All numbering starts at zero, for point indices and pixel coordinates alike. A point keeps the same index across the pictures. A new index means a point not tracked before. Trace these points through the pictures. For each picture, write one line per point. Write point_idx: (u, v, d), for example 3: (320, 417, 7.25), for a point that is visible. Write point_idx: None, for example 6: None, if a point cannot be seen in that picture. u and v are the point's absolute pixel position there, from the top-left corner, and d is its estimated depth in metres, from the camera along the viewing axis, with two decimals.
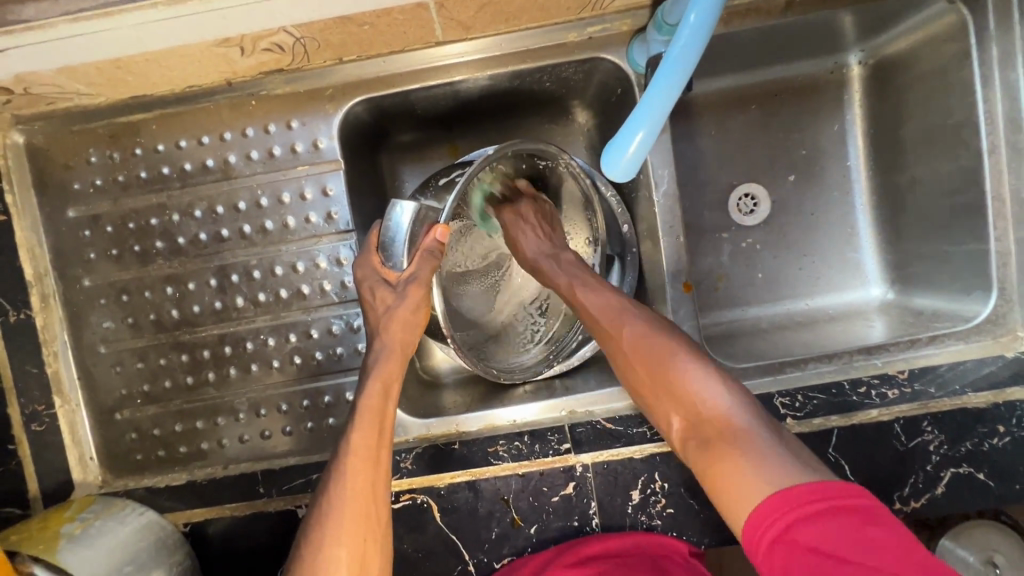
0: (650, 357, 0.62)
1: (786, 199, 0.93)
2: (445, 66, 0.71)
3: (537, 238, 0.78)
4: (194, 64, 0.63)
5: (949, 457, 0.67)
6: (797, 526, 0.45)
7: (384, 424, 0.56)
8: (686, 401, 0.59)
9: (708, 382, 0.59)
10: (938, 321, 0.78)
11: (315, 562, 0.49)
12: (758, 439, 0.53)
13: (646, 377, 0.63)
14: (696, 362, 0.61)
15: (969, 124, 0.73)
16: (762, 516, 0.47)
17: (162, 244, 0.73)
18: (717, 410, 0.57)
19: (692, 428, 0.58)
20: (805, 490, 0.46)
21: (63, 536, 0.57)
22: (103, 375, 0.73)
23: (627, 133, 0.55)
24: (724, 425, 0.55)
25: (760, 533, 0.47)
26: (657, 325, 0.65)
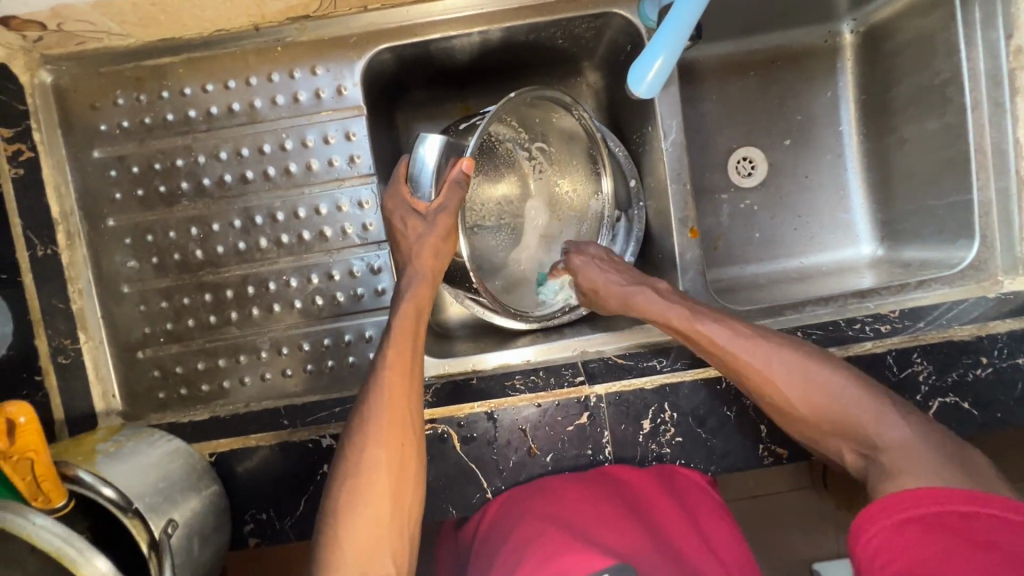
0: (812, 389, 0.64)
1: (783, 162, 0.98)
2: (465, 17, 0.74)
3: (612, 273, 0.75)
4: (226, 3, 0.66)
5: (937, 387, 0.72)
6: (939, 516, 0.53)
7: (417, 341, 0.60)
8: (859, 428, 0.63)
9: (874, 410, 0.63)
10: (926, 269, 0.83)
11: (357, 462, 0.54)
12: (938, 463, 0.58)
13: (809, 409, 0.64)
14: (854, 386, 0.64)
15: (954, 82, 0.78)
16: (909, 496, 0.54)
17: (188, 185, 0.75)
18: (883, 435, 0.61)
19: (875, 460, 0.62)
20: (952, 491, 0.54)
21: (99, 452, 0.59)
22: (127, 313, 0.75)
23: (647, 59, 0.62)
24: (903, 454, 0.59)
25: (888, 510, 0.54)
26: (801, 352, 0.66)
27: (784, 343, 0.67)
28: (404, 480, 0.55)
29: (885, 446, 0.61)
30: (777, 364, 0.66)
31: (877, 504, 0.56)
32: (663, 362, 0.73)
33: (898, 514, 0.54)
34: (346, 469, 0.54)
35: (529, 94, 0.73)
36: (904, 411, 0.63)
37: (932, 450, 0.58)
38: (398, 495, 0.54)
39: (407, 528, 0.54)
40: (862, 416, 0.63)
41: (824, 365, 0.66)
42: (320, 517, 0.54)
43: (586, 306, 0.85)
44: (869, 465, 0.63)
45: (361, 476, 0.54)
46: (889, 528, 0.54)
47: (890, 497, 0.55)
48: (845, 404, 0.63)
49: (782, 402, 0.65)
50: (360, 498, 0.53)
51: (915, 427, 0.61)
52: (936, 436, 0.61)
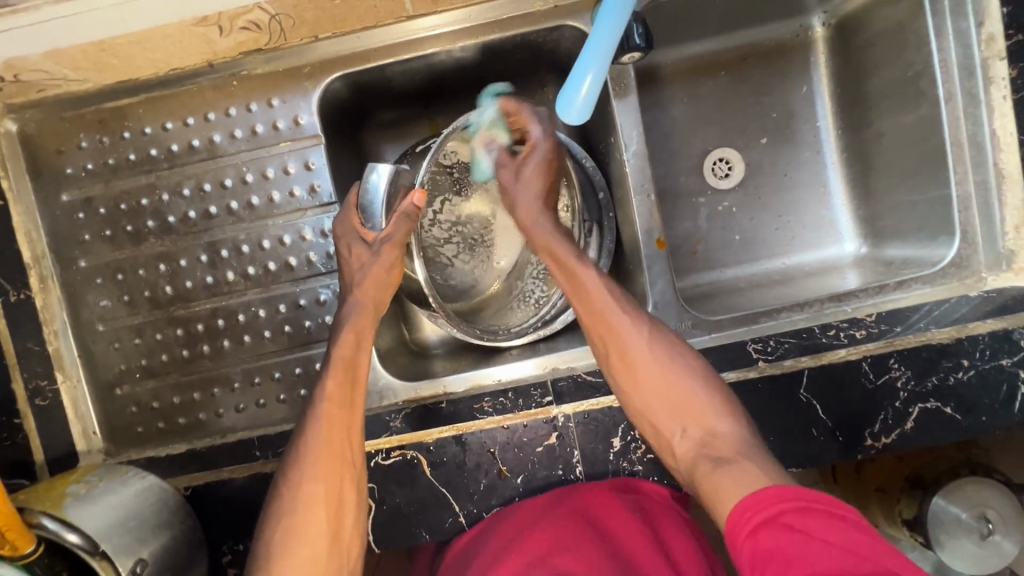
0: (661, 370, 0.66)
1: (760, 161, 0.96)
2: (417, 41, 0.74)
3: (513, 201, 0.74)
4: (176, 44, 0.66)
5: (917, 393, 0.70)
6: (785, 515, 0.51)
7: (355, 373, 0.61)
8: (694, 419, 0.64)
9: (709, 404, 0.64)
10: (907, 268, 0.81)
11: (295, 497, 0.55)
12: (760, 460, 0.58)
13: (654, 388, 0.65)
14: (705, 381, 0.65)
15: (926, 74, 0.76)
16: (757, 501, 0.53)
17: (154, 223, 0.76)
18: (718, 428, 0.63)
19: (705, 448, 0.62)
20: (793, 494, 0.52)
21: (68, 495, 0.60)
22: (103, 351, 0.76)
23: (578, 77, 0.62)
24: (730, 443, 0.61)
25: (749, 517, 0.53)
26: (668, 347, 0.67)
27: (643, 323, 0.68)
28: (344, 512, 0.56)
29: (717, 435, 0.62)
30: (637, 340, 0.67)
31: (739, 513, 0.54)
32: None
33: (755, 519, 0.52)
34: (284, 505, 0.55)
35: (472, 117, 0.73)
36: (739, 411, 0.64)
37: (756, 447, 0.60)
38: (337, 529, 0.55)
39: (351, 558, 0.56)
40: (704, 406, 0.64)
41: (684, 357, 0.67)
42: (255, 554, 0.55)
43: (561, 320, 0.81)
44: (696, 454, 0.62)
45: (298, 512, 0.55)
46: (752, 532, 0.52)
47: (745, 505, 0.54)
48: (693, 393, 0.65)
49: (638, 375, 0.66)
50: (296, 535, 0.54)
51: (742, 426, 0.63)
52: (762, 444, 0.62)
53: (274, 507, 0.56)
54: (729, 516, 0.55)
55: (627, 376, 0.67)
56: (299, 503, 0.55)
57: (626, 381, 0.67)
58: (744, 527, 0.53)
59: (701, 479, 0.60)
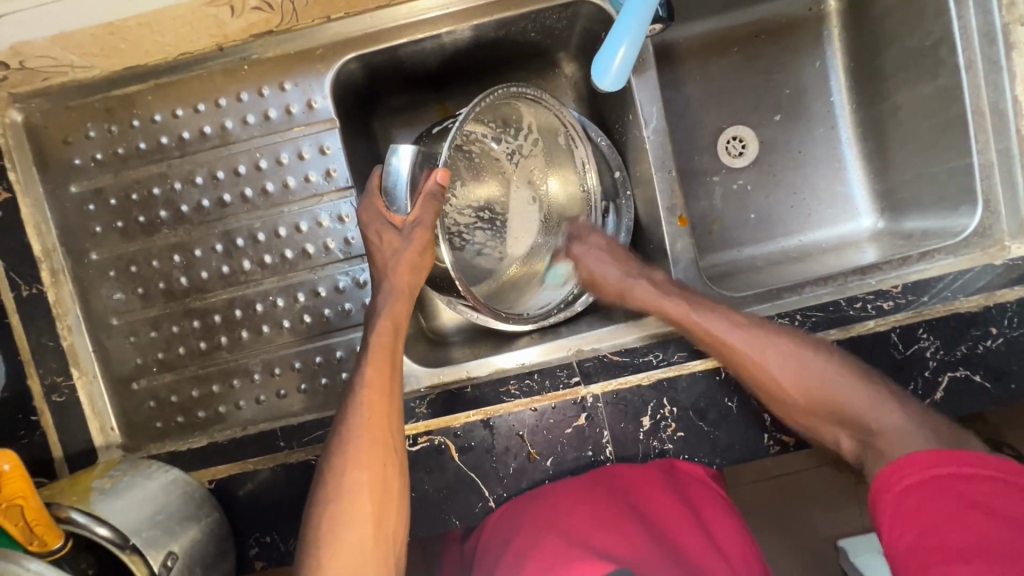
0: (811, 384, 0.67)
1: (774, 138, 0.95)
2: (430, 20, 0.72)
3: (610, 265, 0.78)
4: (187, 27, 0.65)
5: (946, 362, 0.70)
6: (939, 479, 0.57)
7: (394, 360, 0.59)
8: (855, 416, 0.66)
9: (866, 399, 0.66)
10: (928, 239, 0.80)
11: (338, 486, 0.54)
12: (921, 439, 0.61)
13: (807, 403, 0.68)
14: (853, 379, 0.66)
15: (946, 42, 0.75)
16: (910, 464, 0.60)
17: (166, 213, 0.74)
18: (879, 420, 0.65)
19: (868, 451, 0.64)
20: (934, 458, 0.59)
21: (94, 490, 0.59)
22: (118, 345, 0.75)
23: (613, 45, 0.62)
24: (894, 439, 0.63)
25: (898, 478, 0.60)
26: (798, 352, 0.68)
27: (766, 340, 0.68)
28: (389, 500, 0.55)
29: (881, 431, 0.65)
30: (771, 360, 0.67)
31: (885, 474, 0.61)
32: (660, 356, 0.71)
33: (906, 480, 0.59)
34: (327, 494, 0.54)
35: (512, 88, 0.70)
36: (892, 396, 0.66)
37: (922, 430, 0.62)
38: (383, 515, 0.54)
39: (397, 547, 0.55)
40: (864, 407, 0.66)
41: (818, 359, 0.67)
42: (304, 542, 0.54)
43: (581, 301, 0.82)
44: (863, 447, 0.67)
45: (342, 500, 0.53)
46: (903, 492, 0.59)
47: (893, 469, 0.61)
48: (839, 395, 0.67)
49: (788, 398, 0.68)
50: (343, 524, 0.53)
51: (905, 409, 0.64)
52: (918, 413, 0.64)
53: (319, 493, 0.55)
54: (876, 478, 0.62)
55: (777, 404, 0.68)
56: (344, 489, 0.54)
57: (773, 407, 0.68)
58: (892, 487, 0.60)
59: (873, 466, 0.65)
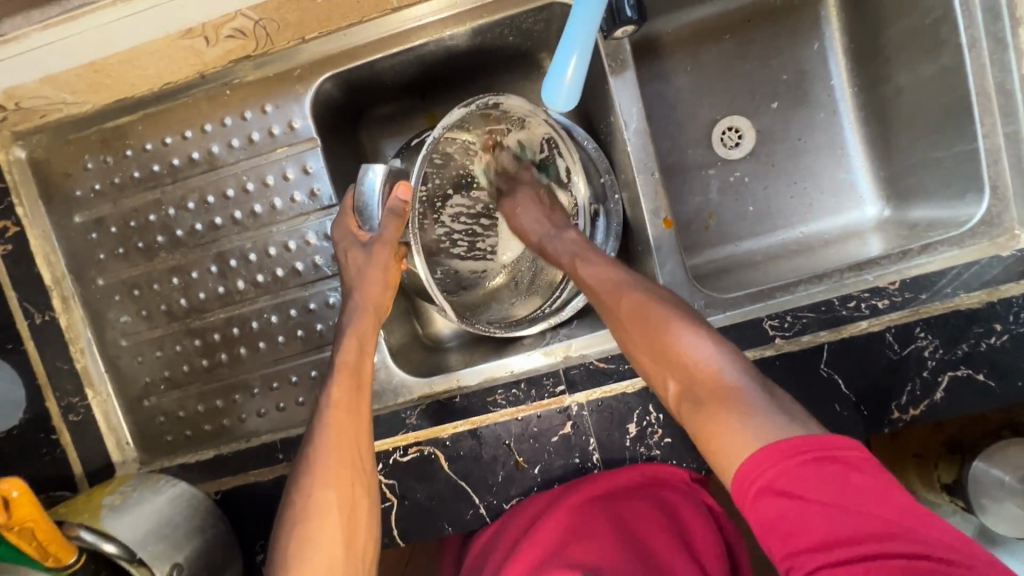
0: (644, 317, 0.63)
1: (770, 127, 0.91)
2: (405, 33, 0.72)
3: (540, 220, 0.78)
4: (166, 60, 0.66)
5: (946, 361, 0.67)
6: (787, 471, 0.46)
7: (360, 377, 0.61)
8: (680, 360, 0.60)
9: (699, 346, 0.59)
10: (931, 230, 0.77)
11: (307, 504, 0.56)
12: (747, 395, 0.54)
13: (638, 336, 0.63)
14: (691, 327, 0.61)
15: (947, 20, 0.71)
16: (757, 462, 0.48)
17: (163, 237, 0.77)
18: (710, 370, 0.57)
19: (687, 394, 0.58)
20: (775, 448, 0.48)
21: (105, 506, 0.63)
22: (128, 365, 0.79)
23: (562, 60, 0.57)
24: (715, 386, 0.56)
25: (752, 478, 0.48)
26: (649, 295, 0.65)
27: (632, 283, 0.67)
28: (356, 516, 0.57)
29: (702, 377, 0.58)
30: (630, 297, 0.65)
31: (741, 476, 0.49)
32: None
33: (758, 482, 0.47)
34: (297, 512, 0.56)
35: (494, 100, 0.69)
36: (738, 352, 0.59)
37: (748, 386, 0.55)
38: (351, 531, 0.56)
39: (365, 563, 0.57)
40: (694, 356, 0.59)
41: (668, 307, 0.63)
42: (274, 559, 0.56)
43: (570, 307, 0.80)
44: (684, 399, 0.59)
45: (311, 518, 0.55)
46: (756, 497, 0.47)
47: (744, 467, 0.49)
48: (671, 334, 0.61)
49: (624, 328, 0.65)
50: (312, 542, 0.55)
51: (739, 366, 0.57)
52: (760, 379, 0.56)
53: (290, 516, 0.57)
54: (734, 477, 0.50)
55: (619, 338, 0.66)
56: (313, 509, 0.56)
57: (617, 337, 0.67)
58: (747, 493, 0.48)
59: (692, 425, 0.56)
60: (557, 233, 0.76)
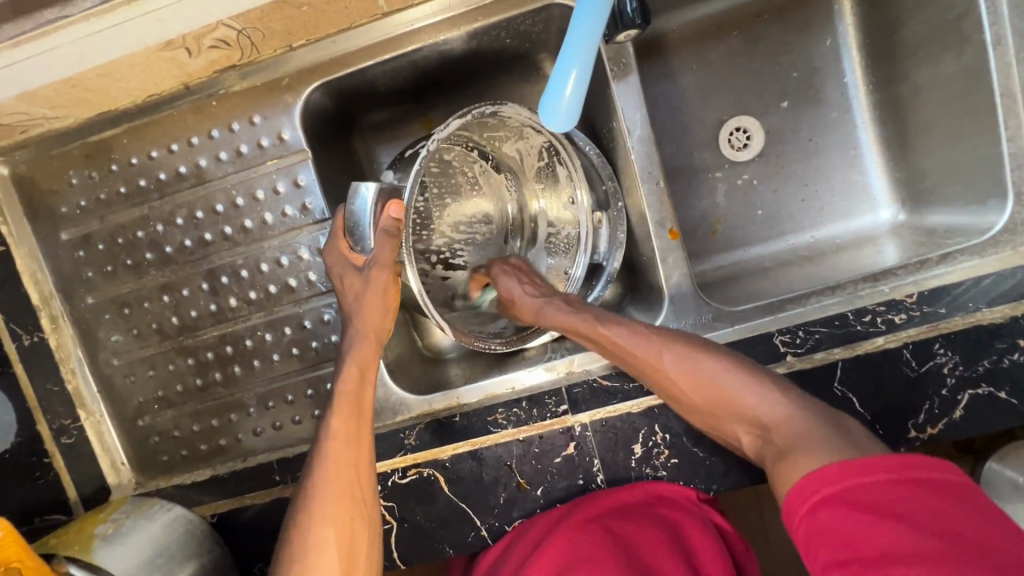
0: (701, 379, 0.62)
1: (781, 127, 0.87)
2: (396, 39, 0.69)
3: (529, 286, 0.75)
4: (147, 72, 0.63)
5: (966, 378, 0.64)
6: (851, 488, 0.48)
7: (360, 407, 0.60)
8: (748, 412, 0.60)
9: (759, 393, 0.61)
10: (950, 237, 0.74)
11: (304, 540, 0.54)
12: (821, 433, 0.55)
13: (701, 398, 0.62)
14: (745, 375, 0.62)
15: (969, 16, 0.67)
16: (817, 480, 0.50)
17: (152, 255, 0.75)
18: (779, 417, 0.59)
19: (766, 446, 0.59)
20: (844, 468, 0.49)
21: (96, 536, 0.62)
22: (120, 384, 0.77)
23: (560, 75, 0.52)
24: (789, 432, 0.57)
25: (812, 491, 0.50)
26: (693, 350, 0.64)
27: (671, 340, 0.65)
28: (356, 551, 0.56)
29: (775, 425, 0.59)
30: (673, 361, 0.63)
31: (800, 489, 0.51)
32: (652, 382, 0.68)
33: (818, 495, 0.49)
34: (293, 547, 0.55)
35: (490, 109, 0.66)
36: (791, 387, 0.61)
37: (820, 426, 0.56)
38: (351, 567, 0.55)
39: None
40: (757, 404, 0.60)
41: (715, 358, 0.63)
42: None
43: None
44: (763, 448, 0.60)
45: (307, 554, 0.54)
46: (813, 509, 0.49)
47: (801, 483, 0.51)
48: (732, 388, 0.61)
49: (678, 393, 0.63)
50: None
51: (800, 403, 0.59)
52: (822, 411, 0.59)
53: (286, 553, 0.55)
54: (786, 496, 0.52)
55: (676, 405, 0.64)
56: (309, 546, 0.54)
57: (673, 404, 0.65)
58: (802, 505, 0.50)
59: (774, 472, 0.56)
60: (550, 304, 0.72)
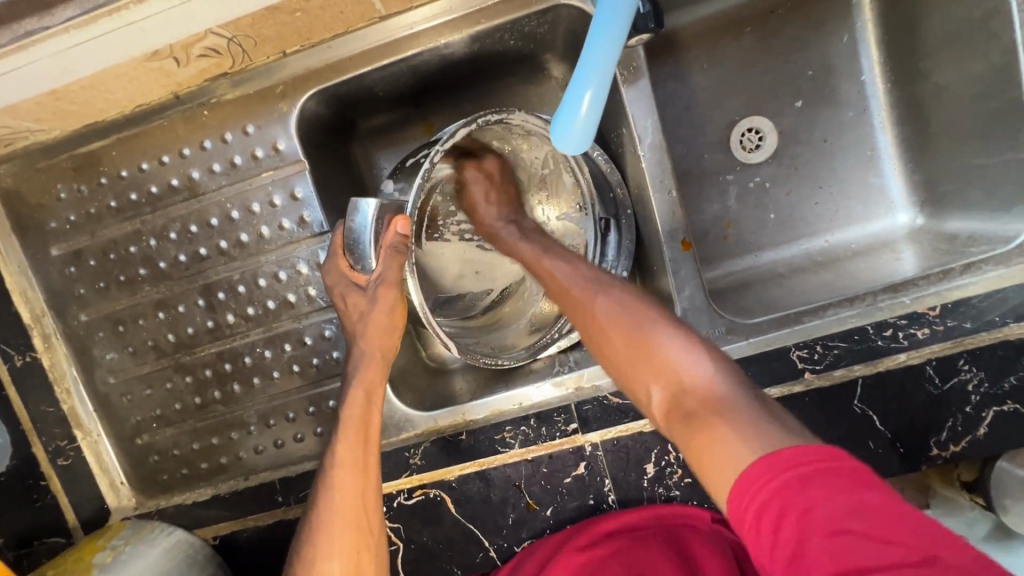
0: (627, 329, 0.57)
1: (795, 128, 0.84)
2: (394, 43, 0.66)
3: (491, 198, 0.73)
4: (135, 83, 0.60)
5: (991, 395, 0.63)
6: (780, 494, 0.39)
7: (368, 433, 0.58)
8: (664, 367, 0.53)
9: (685, 353, 0.53)
10: (973, 245, 0.71)
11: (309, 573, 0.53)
12: (738, 411, 0.47)
13: (623, 348, 0.57)
14: (677, 336, 0.55)
15: (999, 14, 0.64)
16: (747, 483, 0.41)
17: (146, 270, 0.72)
18: (698, 379, 0.51)
19: (676, 406, 0.51)
20: (765, 466, 0.41)
21: (95, 566, 0.61)
22: (117, 403, 0.75)
23: (575, 92, 0.50)
24: (703, 393, 0.50)
25: (745, 501, 0.41)
26: (637, 301, 0.59)
27: (618, 289, 0.61)
28: None
29: (691, 386, 0.51)
30: (609, 303, 0.60)
31: (733, 499, 0.42)
32: None
33: (752, 508, 0.40)
34: None
35: (497, 118, 0.63)
36: (730, 363, 0.52)
37: (742, 401, 0.48)
38: None
39: None
40: (678, 364, 0.52)
41: (656, 314, 0.57)
42: None
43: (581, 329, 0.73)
44: (671, 411, 0.52)
45: None
46: (754, 527, 0.40)
47: (735, 489, 0.42)
48: (658, 339, 0.55)
49: (603, 337, 0.59)
50: None
51: (729, 376, 0.51)
52: (757, 397, 0.48)
53: None
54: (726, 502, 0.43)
55: (598, 348, 0.60)
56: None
57: (595, 347, 0.60)
58: (743, 519, 0.41)
59: (684, 438, 0.49)
60: (513, 240, 0.71)
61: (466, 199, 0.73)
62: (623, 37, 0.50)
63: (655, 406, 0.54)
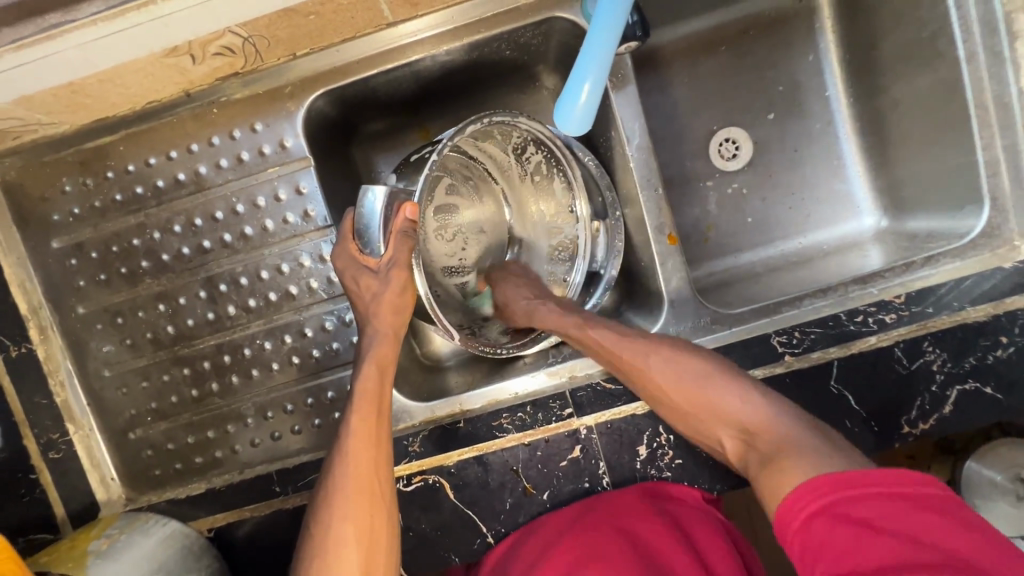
0: (687, 385, 0.63)
1: (768, 138, 0.91)
2: (399, 48, 0.70)
3: (523, 288, 0.77)
4: (150, 79, 0.63)
5: (954, 375, 0.68)
6: (839, 503, 0.47)
7: (381, 405, 0.60)
8: (730, 418, 0.61)
9: (738, 395, 0.62)
10: (932, 242, 0.77)
11: (324, 541, 0.54)
12: (807, 442, 0.55)
13: (683, 400, 0.63)
14: (729, 383, 0.62)
15: (944, 34, 0.71)
16: (798, 498, 0.50)
17: (147, 263, 0.74)
18: (758, 420, 0.60)
19: (749, 449, 0.60)
20: (832, 481, 0.49)
21: (90, 553, 0.60)
22: (111, 397, 0.75)
23: (575, 84, 0.56)
24: (771, 434, 0.58)
25: (802, 505, 0.50)
26: (680, 354, 0.65)
27: (663, 348, 0.65)
28: (375, 551, 0.55)
29: (757, 428, 0.60)
30: (660, 365, 0.64)
31: (788, 504, 0.51)
32: None
33: (810, 507, 0.49)
34: (312, 548, 0.54)
35: (507, 117, 0.68)
36: (774, 393, 0.62)
37: (794, 425, 0.58)
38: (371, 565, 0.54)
39: None
40: (739, 412, 0.61)
41: (702, 364, 0.64)
42: None
43: None
44: (746, 453, 0.60)
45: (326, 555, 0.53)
46: (803, 526, 0.49)
47: (794, 496, 0.50)
48: (711, 393, 0.62)
49: (658, 393, 0.64)
50: None
51: (779, 406, 0.61)
52: (807, 421, 0.59)
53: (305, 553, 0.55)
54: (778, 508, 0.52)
55: (657, 404, 0.65)
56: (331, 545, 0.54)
57: (656, 407, 0.66)
58: (792, 522, 0.50)
59: (757, 478, 0.57)
60: (540, 304, 0.73)
61: (501, 299, 0.77)
62: (621, 30, 0.56)
63: (726, 450, 0.62)
